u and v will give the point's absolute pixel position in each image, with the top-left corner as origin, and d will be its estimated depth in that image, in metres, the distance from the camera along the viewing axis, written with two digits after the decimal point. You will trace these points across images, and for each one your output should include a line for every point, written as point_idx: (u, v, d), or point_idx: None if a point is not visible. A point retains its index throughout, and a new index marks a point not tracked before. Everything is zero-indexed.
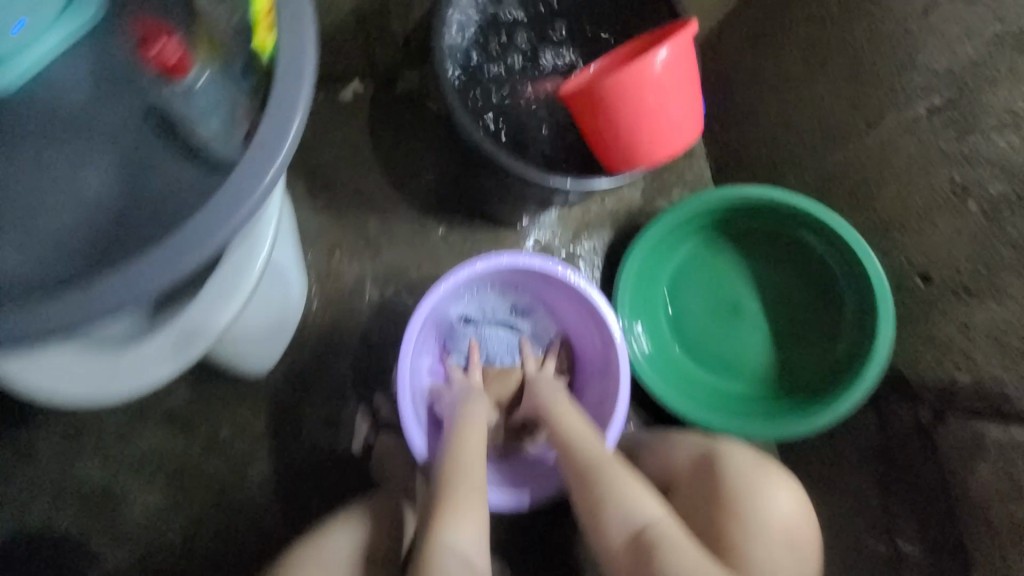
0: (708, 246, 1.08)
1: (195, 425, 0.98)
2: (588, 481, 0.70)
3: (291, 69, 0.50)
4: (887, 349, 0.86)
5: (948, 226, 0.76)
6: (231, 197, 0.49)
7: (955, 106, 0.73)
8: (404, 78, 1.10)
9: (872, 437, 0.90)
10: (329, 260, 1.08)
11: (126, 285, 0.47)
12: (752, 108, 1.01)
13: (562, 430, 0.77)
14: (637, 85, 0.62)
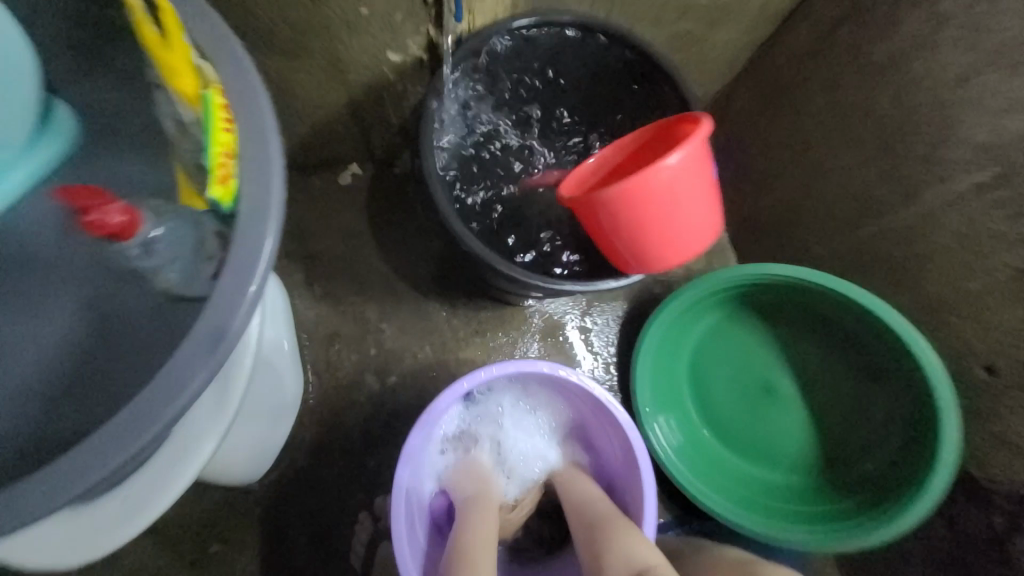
0: (732, 319, 1.00)
1: (177, 539, 0.91)
2: (596, 529, 0.69)
3: (257, 211, 0.45)
4: (955, 450, 0.75)
5: (1013, 314, 0.66)
6: (199, 344, 0.43)
7: (1008, 183, 0.65)
8: (404, 159, 1.07)
9: (941, 547, 0.78)
10: (326, 350, 1.02)
11: (61, 474, 0.40)
12: (772, 175, 0.95)
13: (574, 488, 0.77)
14: (644, 195, 0.55)
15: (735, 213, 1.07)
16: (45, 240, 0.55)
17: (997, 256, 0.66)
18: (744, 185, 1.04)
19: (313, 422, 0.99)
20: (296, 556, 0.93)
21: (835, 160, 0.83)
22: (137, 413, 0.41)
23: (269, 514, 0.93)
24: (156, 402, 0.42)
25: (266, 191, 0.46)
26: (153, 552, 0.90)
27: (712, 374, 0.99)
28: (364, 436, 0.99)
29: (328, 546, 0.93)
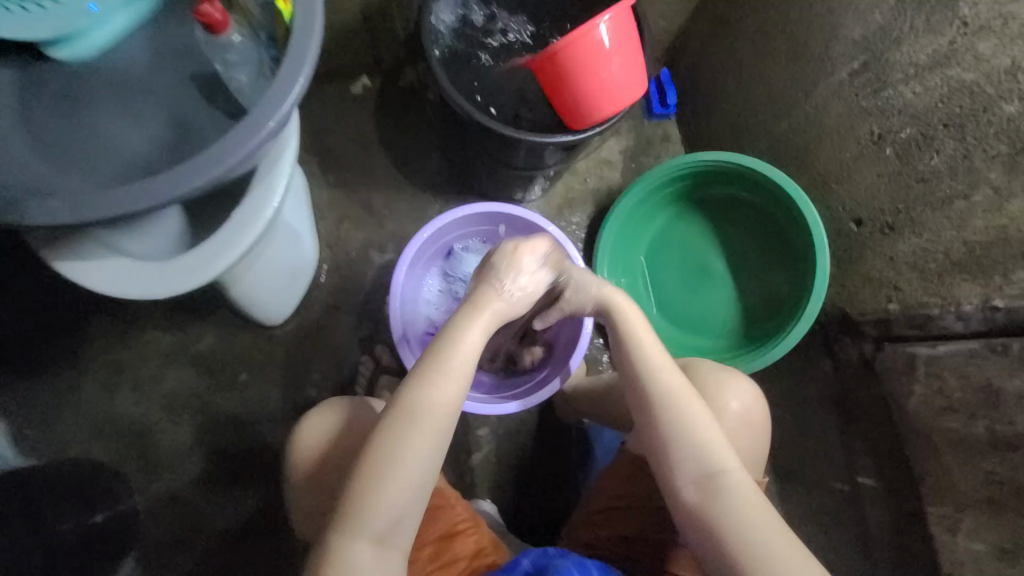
0: (679, 211, 1.17)
1: (215, 369, 1.13)
2: (654, 404, 0.68)
3: (305, 31, 0.64)
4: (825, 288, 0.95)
5: (872, 172, 0.85)
6: (250, 127, 0.62)
7: (870, 68, 0.82)
8: (408, 73, 1.26)
9: (829, 377, 0.99)
10: (338, 229, 1.22)
11: (155, 188, 0.59)
12: (720, 90, 1.15)
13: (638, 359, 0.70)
14: (588, 51, 0.75)
15: (689, 128, 1.26)
16: (137, 69, 0.74)
17: (865, 128, 0.85)
18: (696, 102, 1.23)
19: (326, 286, 1.20)
20: (311, 388, 1.14)
21: (761, 71, 1.03)
22: (199, 163, 0.60)
23: (290, 353, 1.15)
24: (215, 159, 0.61)
25: (308, 32, 0.64)
26: (196, 376, 1.13)
27: (660, 259, 1.18)
28: (367, 300, 1.19)
29: (337, 382, 1.14)
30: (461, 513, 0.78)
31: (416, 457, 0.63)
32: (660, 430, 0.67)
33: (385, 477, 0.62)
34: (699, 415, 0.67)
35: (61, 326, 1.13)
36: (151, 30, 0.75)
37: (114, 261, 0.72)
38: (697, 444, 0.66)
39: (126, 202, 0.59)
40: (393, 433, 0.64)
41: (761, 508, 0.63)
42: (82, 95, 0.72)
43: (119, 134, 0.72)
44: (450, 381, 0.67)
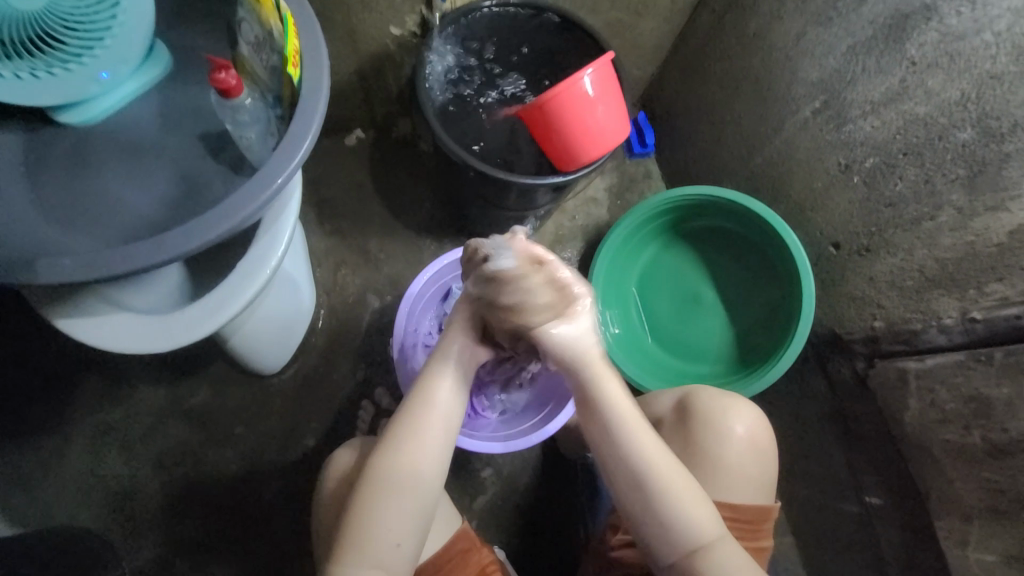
0: (666, 245, 1.22)
1: (210, 423, 1.11)
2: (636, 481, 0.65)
3: (312, 92, 0.69)
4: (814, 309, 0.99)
5: (844, 199, 0.91)
6: (259, 183, 0.65)
7: (830, 106, 0.90)
8: (400, 125, 1.33)
9: (825, 396, 1.01)
10: (335, 275, 1.24)
11: (167, 243, 0.61)
12: (694, 130, 1.23)
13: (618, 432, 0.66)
14: (574, 99, 0.80)
15: (668, 165, 1.33)
16: (146, 130, 0.77)
17: (832, 159, 0.92)
18: (673, 142, 1.31)
19: (324, 333, 1.20)
20: (310, 437, 1.12)
21: (731, 111, 1.12)
22: (212, 217, 0.63)
23: (289, 403, 1.13)
24: (227, 213, 0.64)
25: (316, 92, 0.69)
26: (191, 431, 1.10)
27: (652, 290, 1.21)
28: (365, 344, 1.19)
29: (337, 429, 1.12)
30: (486, 556, 0.77)
31: (403, 499, 0.64)
32: (652, 515, 0.64)
33: (378, 515, 0.63)
34: (690, 498, 0.64)
35: (51, 387, 1.10)
36: (160, 94, 0.79)
37: (117, 316, 0.72)
38: (686, 524, 0.63)
39: (137, 259, 0.60)
40: (383, 478, 0.64)
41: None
42: (92, 156, 0.75)
43: (127, 193, 0.74)
44: (439, 429, 0.67)
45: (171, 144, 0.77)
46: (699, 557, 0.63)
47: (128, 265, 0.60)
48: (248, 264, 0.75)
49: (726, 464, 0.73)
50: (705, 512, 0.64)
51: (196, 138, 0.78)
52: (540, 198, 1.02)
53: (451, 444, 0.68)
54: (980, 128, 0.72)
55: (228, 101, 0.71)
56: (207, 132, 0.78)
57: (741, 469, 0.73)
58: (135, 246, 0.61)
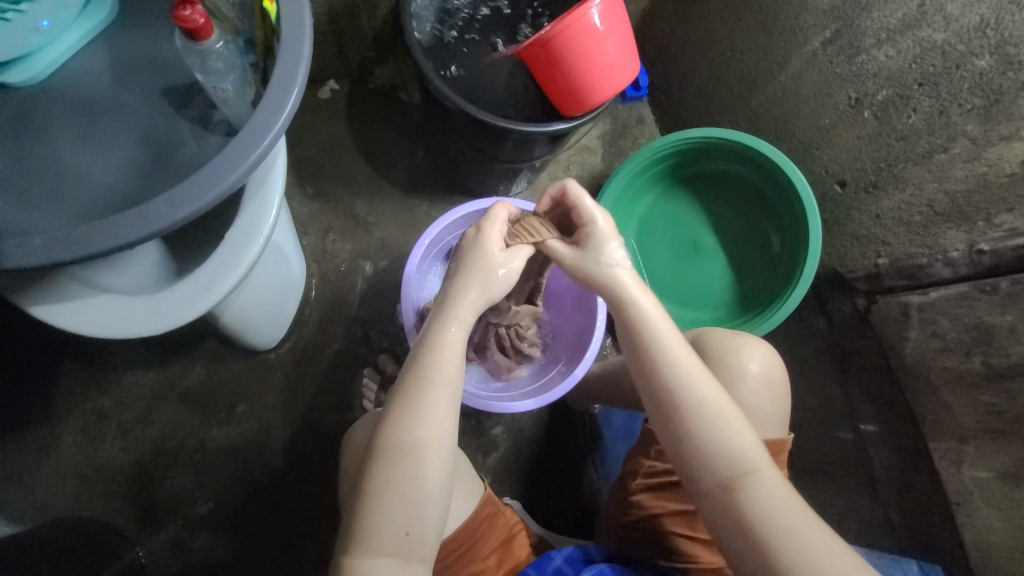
0: (665, 191, 1.19)
1: (209, 403, 1.06)
2: (674, 405, 0.65)
3: (293, 33, 0.60)
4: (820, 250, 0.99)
5: (852, 135, 0.90)
6: (247, 140, 0.58)
7: (841, 36, 0.86)
8: (377, 74, 1.22)
9: (825, 333, 1.03)
10: (323, 241, 1.17)
11: (155, 214, 0.55)
12: (691, 68, 1.17)
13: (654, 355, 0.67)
14: (580, 37, 0.74)
15: (663, 108, 1.28)
16: (98, 86, 0.67)
17: (842, 93, 0.89)
18: (667, 82, 1.25)
19: (318, 303, 1.14)
20: (315, 410, 1.09)
21: (732, 46, 1.06)
22: (200, 182, 0.56)
23: (290, 377, 1.09)
24: (216, 177, 0.57)
25: (299, 32, 0.61)
26: (189, 413, 1.05)
27: (651, 240, 1.19)
28: (362, 311, 1.15)
29: (343, 399, 1.10)
30: (511, 518, 0.78)
31: (421, 482, 0.59)
32: (687, 437, 0.64)
33: (395, 501, 0.58)
34: (727, 415, 0.64)
35: (28, 379, 1.03)
36: (112, 44, 0.69)
37: (98, 299, 0.66)
38: (724, 445, 0.63)
39: (119, 234, 0.54)
40: (387, 465, 0.59)
41: (786, 495, 0.61)
42: (40, 119, 0.65)
43: (87, 160, 0.65)
44: (443, 405, 0.62)
45: (131, 102, 0.67)
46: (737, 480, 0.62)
47: (109, 242, 0.54)
48: (238, 232, 0.69)
49: (741, 401, 0.74)
50: (739, 427, 0.64)
51: (158, 93, 0.68)
52: (538, 149, 0.96)
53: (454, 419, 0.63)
54: (998, 55, 0.71)
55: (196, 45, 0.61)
56: (171, 86, 0.68)
57: (756, 405, 0.75)
58: (115, 219, 0.54)
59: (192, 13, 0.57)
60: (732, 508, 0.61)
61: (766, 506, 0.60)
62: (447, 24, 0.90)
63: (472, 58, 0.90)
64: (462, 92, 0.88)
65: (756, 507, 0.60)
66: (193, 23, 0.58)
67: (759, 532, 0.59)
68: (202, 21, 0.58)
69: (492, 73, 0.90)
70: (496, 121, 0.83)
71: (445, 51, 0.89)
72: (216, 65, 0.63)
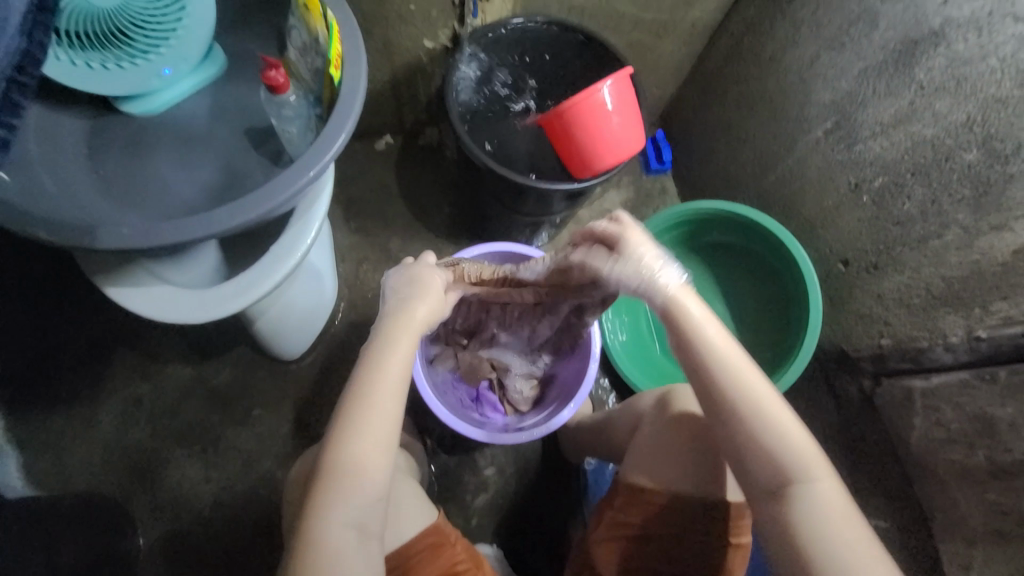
0: (677, 257, 1.23)
1: (231, 403, 1.17)
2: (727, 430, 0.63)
3: (348, 94, 0.75)
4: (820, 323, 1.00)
5: (853, 217, 0.94)
6: (299, 171, 0.72)
7: (841, 126, 0.93)
8: (427, 132, 1.39)
9: (833, 415, 1.01)
10: (357, 270, 1.30)
11: (223, 215, 0.68)
12: (708, 147, 1.27)
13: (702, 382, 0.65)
14: (591, 113, 0.87)
15: (683, 181, 1.36)
16: (198, 124, 0.85)
17: (843, 178, 0.94)
18: (687, 159, 1.35)
19: (342, 324, 1.25)
20: (324, 424, 1.17)
21: (745, 130, 1.15)
22: (258, 197, 0.70)
23: (307, 390, 1.19)
24: (267, 196, 0.70)
25: (353, 92, 0.75)
26: (212, 410, 1.16)
27: None
28: None
29: None
30: (460, 554, 0.77)
31: (344, 504, 0.61)
32: (748, 444, 0.62)
33: (322, 516, 0.60)
34: (773, 400, 0.62)
35: (85, 359, 1.17)
36: (215, 92, 0.87)
37: (158, 288, 0.78)
38: (776, 442, 0.61)
39: (183, 231, 0.66)
40: (331, 468, 0.61)
41: (842, 509, 0.59)
42: (149, 144, 0.83)
43: (179, 178, 0.81)
44: (383, 412, 0.64)
45: (219, 137, 0.84)
46: (786, 494, 0.60)
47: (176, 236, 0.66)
48: (279, 246, 0.82)
49: None
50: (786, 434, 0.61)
51: (243, 132, 0.85)
52: (555, 205, 1.06)
53: (385, 434, 0.64)
54: (985, 150, 0.74)
55: (275, 98, 0.78)
56: (254, 127, 0.85)
57: None
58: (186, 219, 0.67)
59: (276, 75, 0.74)
60: (785, 518, 0.59)
61: (812, 513, 0.58)
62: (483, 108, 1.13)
63: (500, 137, 1.12)
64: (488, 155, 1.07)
65: (800, 512, 0.59)
66: (276, 82, 0.75)
67: (808, 553, 0.57)
68: (282, 81, 0.75)
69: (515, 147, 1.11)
70: (532, 184, 0.96)
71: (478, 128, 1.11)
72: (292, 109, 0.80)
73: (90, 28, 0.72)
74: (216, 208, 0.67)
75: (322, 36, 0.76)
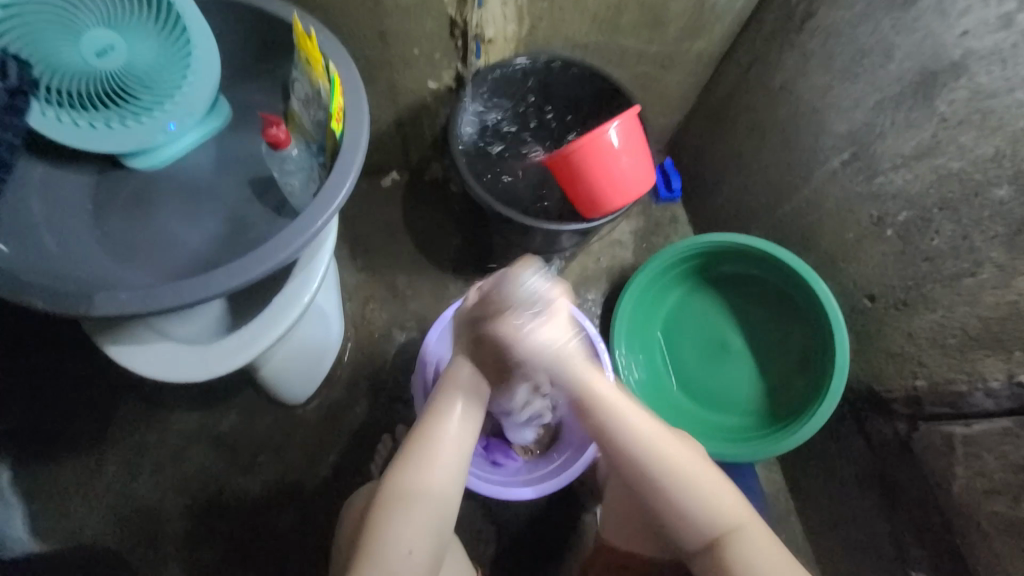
0: (691, 290, 1.19)
1: (237, 450, 1.14)
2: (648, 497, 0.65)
3: (349, 147, 0.74)
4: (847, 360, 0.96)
5: (877, 251, 0.90)
6: (300, 227, 0.70)
7: (859, 158, 0.90)
8: (433, 168, 1.38)
9: (865, 460, 0.95)
10: (363, 309, 1.28)
11: (224, 276, 0.67)
12: (719, 176, 1.24)
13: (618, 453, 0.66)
14: (598, 154, 0.86)
15: (694, 210, 1.33)
16: (202, 177, 0.84)
17: (864, 211, 0.91)
18: (699, 188, 1.32)
19: (349, 365, 1.23)
20: (331, 470, 1.14)
21: (757, 160, 1.12)
22: (259, 256, 0.68)
23: (314, 435, 1.16)
24: (268, 255, 0.69)
25: (355, 144, 0.74)
26: (217, 458, 1.13)
27: (677, 336, 1.17)
28: (390, 378, 1.22)
29: (359, 462, 1.14)
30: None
31: (408, 536, 0.62)
32: (672, 510, 0.64)
33: (386, 547, 0.61)
34: (684, 462, 0.65)
35: (93, 407, 1.16)
36: (219, 143, 0.87)
37: (160, 346, 0.78)
38: (696, 502, 0.64)
39: (184, 294, 0.66)
40: (401, 502, 0.63)
41: (766, 547, 0.63)
42: (153, 198, 0.82)
43: (180, 231, 0.80)
44: (462, 433, 0.68)
45: (221, 189, 0.83)
46: (718, 544, 0.63)
47: (176, 300, 0.65)
48: (281, 299, 0.81)
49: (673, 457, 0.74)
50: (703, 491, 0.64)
51: (245, 184, 0.84)
52: (563, 243, 1.04)
53: (457, 472, 0.66)
54: (1017, 185, 0.71)
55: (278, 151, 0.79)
56: (256, 178, 0.84)
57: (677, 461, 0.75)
58: (189, 282, 0.66)
59: (278, 132, 0.75)
60: (720, 568, 0.63)
61: (744, 560, 0.62)
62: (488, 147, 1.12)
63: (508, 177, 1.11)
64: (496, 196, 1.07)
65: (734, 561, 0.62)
66: (278, 138, 0.76)
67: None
68: (283, 136, 0.76)
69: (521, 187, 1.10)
70: (538, 226, 0.96)
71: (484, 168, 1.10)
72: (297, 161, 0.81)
73: (87, 87, 0.72)
74: (216, 269, 0.66)
75: (323, 90, 0.75)
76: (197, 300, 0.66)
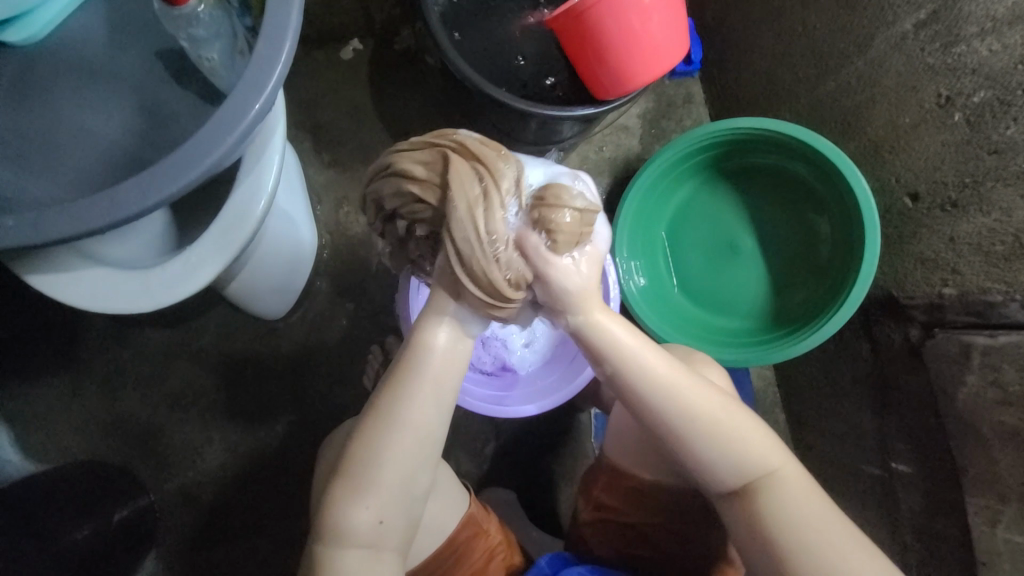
0: (705, 184, 1.06)
1: (219, 364, 1.09)
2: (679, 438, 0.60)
3: (280, 2, 0.55)
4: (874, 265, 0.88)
5: (935, 140, 0.78)
6: (228, 119, 0.54)
7: (939, 18, 0.72)
8: (403, 34, 1.12)
9: (867, 363, 0.94)
10: (337, 212, 1.13)
11: (140, 188, 0.53)
12: (750, 43, 1.02)
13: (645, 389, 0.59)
14: (617, 9, 0.69)
15: (716, 88, 1.13)
16: (92, 48, 0.64)
17: (930, 88, 0.76)
18: (723, 59, 1.10)
19: (329, 275, 1.13)
20: (322, 381, 1.11)
21: (803, 20, 0.90)
22: (178, 160, 0.53)
23: (300, 347, 1.11)
24: (191, 160, 0.53)
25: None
26: (201, 373, 1.09)
27: (682, 237, 1.07)
28: (375, 288, 1.13)
29: (350, 373, 1.11)
30: (493, 539, 0.79)
31: (394, 470, 0.55)
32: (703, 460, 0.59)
33: (367, 488, 0.55)
34: (733, 422, 0.59)
35: (55, 327, 1.07)
36: (109, 1, 0.65)
37: (94, 272, 0.67)
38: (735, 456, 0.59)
39: (96, 214, 0.53)
40: (383, 440, 0.54)
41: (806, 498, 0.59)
42: (38, 82, 0.63)
43: (81, 125, 0.63)
44: (445, 374, 0.56)
45: (122, 67, 0.64)
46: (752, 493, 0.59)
47: (84, 222, 0.53)
48: (229, 216, 0.67)
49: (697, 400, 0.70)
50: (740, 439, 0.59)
51: (154, 58, 0.64)
52: (565, 132, 0.87)
53: (449, 407, 0.56)
54: None
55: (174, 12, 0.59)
56: (167, 50, 0.64)
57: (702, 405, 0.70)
58: (102, 199, 0.53)
59: None
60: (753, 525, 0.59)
61: (791, 519, 0.57)
62: (470, 2, 0.88)
63: (498, 44, 0.89)
64: (483, 72, 0.87)
65: (777, 520, 0.57)
66: None
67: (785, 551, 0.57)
68: None
69: (516, 58, 0.89)
70: (534, 110, 0.79)
71: (468, 33, 0.88)
72: (206, 26, 0.60)
73: None
74: (120, 180, 0.52)
75: None
76: (114, 225, 0.53)
